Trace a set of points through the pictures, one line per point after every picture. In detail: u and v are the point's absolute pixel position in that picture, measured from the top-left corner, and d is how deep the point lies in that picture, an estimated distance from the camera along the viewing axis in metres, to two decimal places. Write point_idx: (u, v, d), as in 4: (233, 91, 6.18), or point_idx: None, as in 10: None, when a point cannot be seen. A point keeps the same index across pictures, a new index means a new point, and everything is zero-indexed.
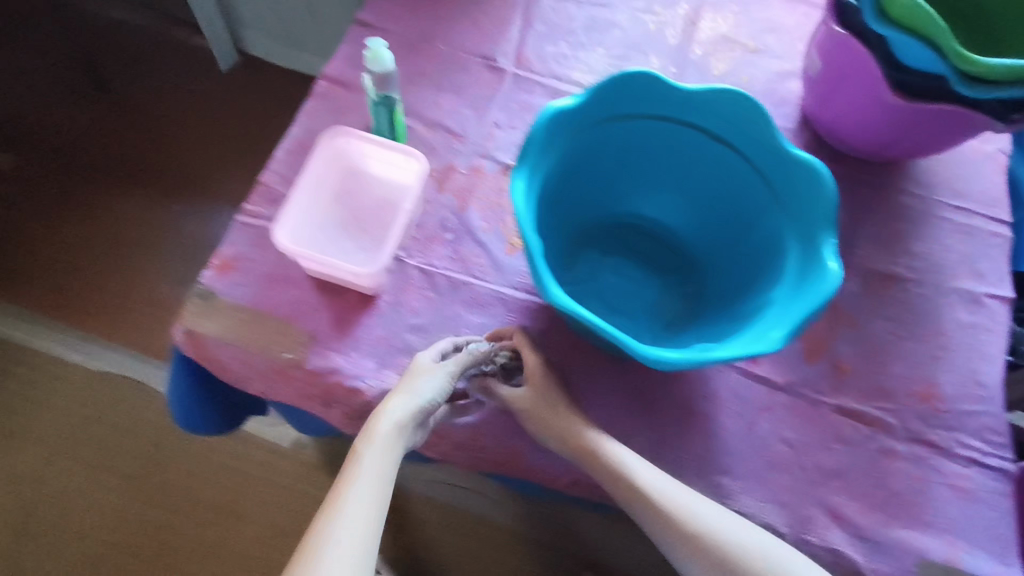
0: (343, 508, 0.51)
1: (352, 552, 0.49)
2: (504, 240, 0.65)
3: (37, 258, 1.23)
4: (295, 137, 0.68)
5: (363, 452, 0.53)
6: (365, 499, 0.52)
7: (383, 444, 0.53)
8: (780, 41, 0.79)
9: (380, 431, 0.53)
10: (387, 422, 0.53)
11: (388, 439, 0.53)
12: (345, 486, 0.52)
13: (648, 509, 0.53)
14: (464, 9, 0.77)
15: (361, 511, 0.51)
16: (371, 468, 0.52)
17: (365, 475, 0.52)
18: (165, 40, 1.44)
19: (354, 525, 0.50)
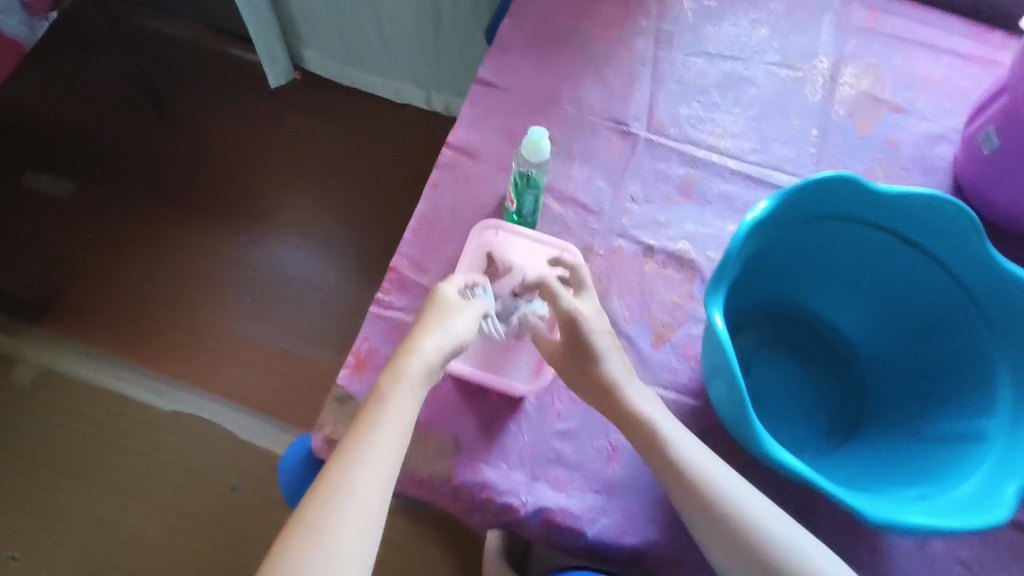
0: (369, 444, 0.47)
1: (368, 499, 0.46)
2: (648, 330, 0.61)
3: (104, 292, 1.20)
4: (421, 214, 0.63)
5: (394, 389, 0.50)
6: (387, 439, 0.48)
7: (414, 381, 0.50)
8: (928, 100, 0.73)
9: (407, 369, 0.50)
10: (419, 358, 0.51)
11: (418, 378, 0.50)
12: (370, 422, 0.48)
13: (678, 479, 0.50)
14: (590, 62, 0.71)
15: (386, 452, 0.47)
16: (401, 407, 0.49)
17: (390, 413, 0.49)
18: (224, 57, 1.39)
19: (375, 467, 0.47)
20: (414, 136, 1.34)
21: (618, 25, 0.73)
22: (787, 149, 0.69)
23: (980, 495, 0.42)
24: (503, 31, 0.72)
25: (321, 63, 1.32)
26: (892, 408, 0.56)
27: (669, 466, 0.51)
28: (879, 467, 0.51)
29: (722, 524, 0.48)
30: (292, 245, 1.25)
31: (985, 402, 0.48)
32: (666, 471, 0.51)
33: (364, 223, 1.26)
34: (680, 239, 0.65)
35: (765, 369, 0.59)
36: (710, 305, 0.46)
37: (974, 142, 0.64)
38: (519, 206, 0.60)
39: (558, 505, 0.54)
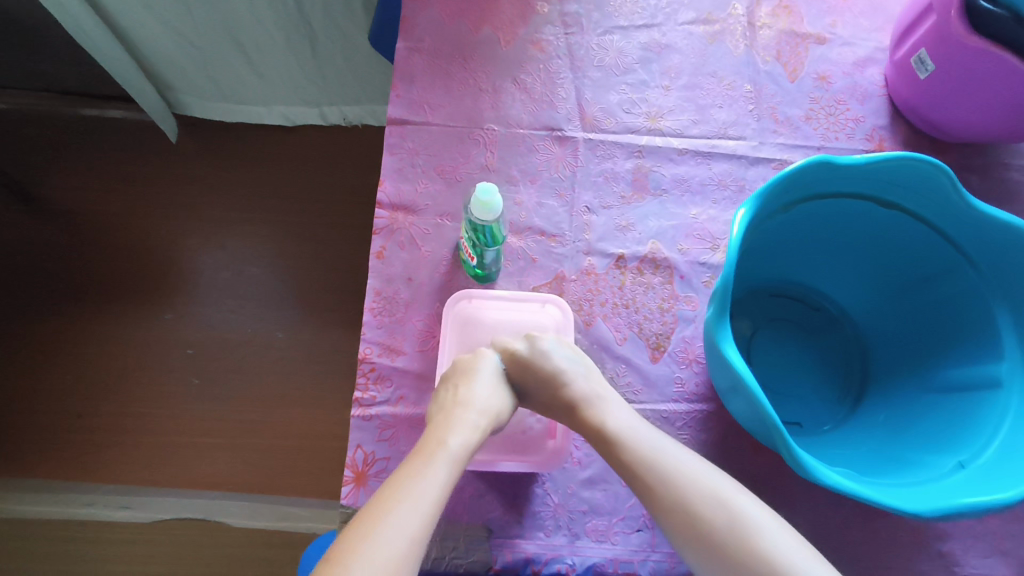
0: (397, 526, 0.42)
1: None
2: (643, 346, 0.58)
3: (29, 418, 1.07)
4: (377, 291, 0.57)
5: (429, 472, 0.46)
6: (414, 523, 0.43)
7: (451, 465, 0.47)
8: (846, 23, 0.70)
9: (447, 448, 0.48)
10: (460, 437, 0.49)
11: (457, 459, 0.48)
12: (398, 503, 0.44)
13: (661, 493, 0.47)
14: (501, 72, 0.65)
15: (413, 537, 0.42)
16: (434, 490, 0.45)
17: (420, 493, 0.44)
18: (76, 121, 1.21)
19: (399, 552, 0.41)
20: (318, 156, 1.23)
21: (520, 20, 0.67)
22: (725, 113, 0.66)
23: (1012, 453, 0.43)
24: (401, 57, 0.65)
25: (194, 103, 1.18)
26: (899, 360, 0.57)
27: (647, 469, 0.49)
28: (902, 428, 0.52)
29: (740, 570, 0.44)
30: (223, 308, 1.14)
31: (991, 344, 0.49)
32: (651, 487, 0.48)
33: (293, 264, 1.16)
34: (648, 239, 0.61)
35: (766, 353, 0.60)
36: (722, 342, 0.44)
37: (908, 65, 0.63)
38: (480, 259, 0.55)
39: (605, 557, 0.52)
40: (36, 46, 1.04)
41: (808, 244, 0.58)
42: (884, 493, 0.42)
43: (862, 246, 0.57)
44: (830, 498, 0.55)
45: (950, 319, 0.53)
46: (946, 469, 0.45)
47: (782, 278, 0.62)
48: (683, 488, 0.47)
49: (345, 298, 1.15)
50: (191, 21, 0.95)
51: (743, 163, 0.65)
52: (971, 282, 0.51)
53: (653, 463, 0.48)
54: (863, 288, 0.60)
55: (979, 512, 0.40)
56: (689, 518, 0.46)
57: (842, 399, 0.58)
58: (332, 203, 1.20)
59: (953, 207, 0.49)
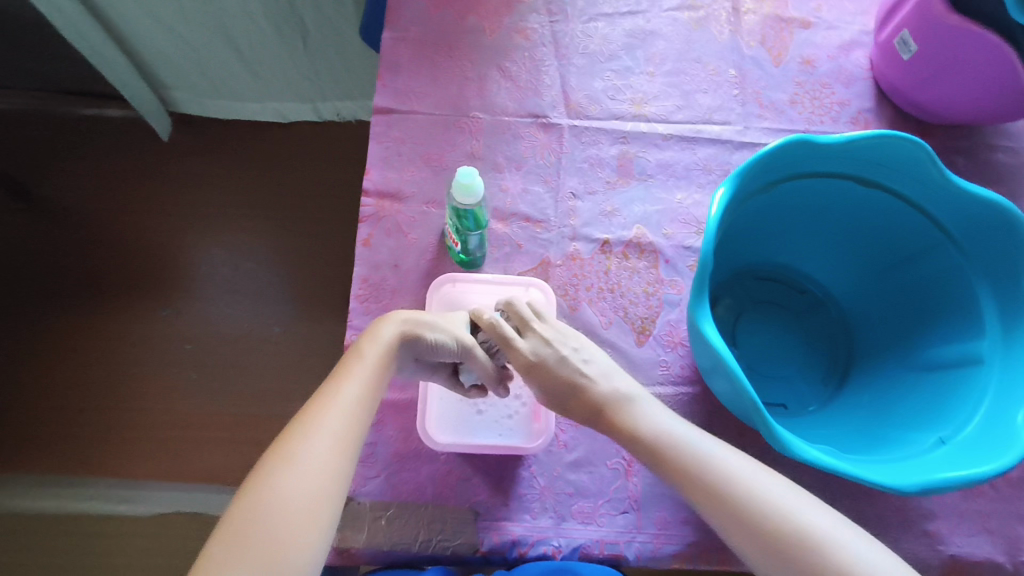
0: (318, 431, 0.44)
1: (319, 489, 0.42)
2: (629, 330, 0.58)
3: (30, 414, 1.07)
4: (363, 278, 0.58)
5: (346, 376, 0.47)
6: (334, 426, 0.45)
7: (369, 366, 0.48)
8: (831, 7, 0.70)
9: (363, 352, 0.49)
10: (374, 341, 0.49)
11: (375, 362, 0.48)
12: (318, 410, 0.45)
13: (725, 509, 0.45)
14: (485, 61, 0.66)
15: (333, 437, 0.44)
16: (352, 391, 0.47)
17: (339, 400, 0.46)
18: (72, 120, 1.22)
19: (323, 453, 0.43)
20: (312, 152, 1.23)
21: (505, 8, 0.67)
22: (710, 99, 0.66)
23: (993, 428, 0.43)
24: (387, 47, 0.65)
25: (189, 100, 1.19)
26: (883, 341, 0.57)
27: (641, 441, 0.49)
28: (884, 407, 0.52)
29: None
30: (220, 303, 1.15)
31: (973, 322, 0.49)
32: (714, 501, 0.45)
33: (289, 258, 1.17)
34: (633, 223, 0.62)
35: (751, 336, 0.60)
36: (700, 320, 0.44)
37: (892, 47, 0.63)
38: (465, 245, 0.56)
39: (591, 540, 0.52)
40: (30, 45, 1.05)
41: (791, 226, 0.58)
42: (863, 469, 0.43)
43: (845, 227, 0.57)
44: (815, 478, 0.55)
45: (934, 297, 0.53)
46: (926, 445, 0.45)
47: (766, 262, 0.62)
48: (749, 502, 0.45)
49: (341, 292, 1.16)
50: (183, 18, 0.95)
51: (728, 147, 0.65)
52: (954, 260, 0.52)
53: (706, 474, 0.46)
54: (849, 270, 0.60)
55: (958, 486, 0.40)
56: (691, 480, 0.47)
57: (827, 381, 0.58)
58: (326, 198, 1.21)
59: (934, 185, 0.50)
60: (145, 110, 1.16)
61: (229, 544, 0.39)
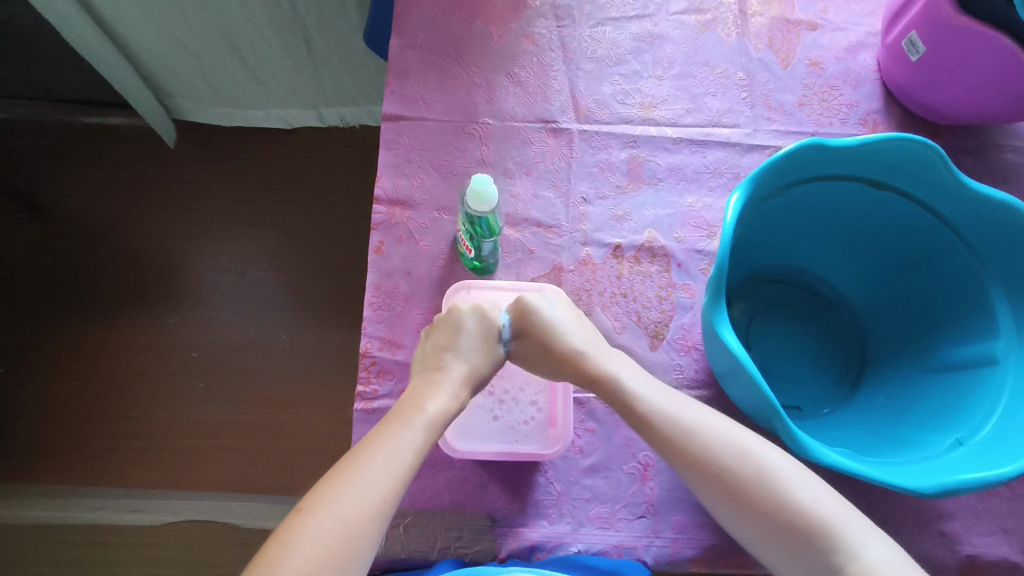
0: (363, 480, 0.46)
1: (354, 547, 0.44)
2: (642, 334, 0.58)
3: (37, 424, 1.07)
4: (376, 286, 0.58)
5: (402, 433, 0.49)
6: (381, 484, 0.46)
7: (422, 429, 0.50)
8: (838, 9, 0.70)
9: (423, 410, 0.51)
10: (436, 403, 0.52)
11: (431, 422, 0.50)
12: (370, 459, 0.48)
13: (693, 460, 0.49)
14: (494, 67, 0.66)
15: (377, 499, 0.46)
16: (404, 452, 0.48)
17: (391, 457, 0.48)
18: (75, 128, 1.22)
19: (364, 513, 0.45)
20: (316, 157, 1.23)
21: (512, 14, 0.68)
22: (719, 102, 0.66)
23: (1011, 429, 0.43)
24: (395, 54, 0.65)
25: (191, 108, 1.18)
26: (897, 342, 0.57)
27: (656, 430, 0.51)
28: (900, 409, 0.52)
29: (778, 529, 0.47)
30: (227, 310, 1.14)
31: (987, 323, 0.49)
32: (681, 453, 0.50)
33: (294, 265, 1.17)
34: (644, 227, 0.62)
35: (764, 340, 0.60)
36: (718, 326, 0.44)
37: (899, 49, 0.63)
38: (478, 251, 0.56)
39: (609, 544, 0.52)
40: (32, 54, 1.05)
41: (802, 230, 0.58)
42: (883, 471, 0.43)
43: (857, 229, 0.57)
44: (831, 480, 0.55)
45: (947, 298, 0.54)
46: (944, 447, 0.45)
47: (778, 264, 0.62)
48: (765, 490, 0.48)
49: (347, 297, 1.16)
50: (186, 26, 0.95)
51: (737, 150, 0.65)
52: (966, 261, 0.52)
53: (721, 458, 0.49)
54: (860, 271, 0.60)
55: (979, 487, 0.40)
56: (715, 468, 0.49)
57: (840, 382, 0.59)
58: (330, 203, 1.21)
59: (945, 187, 0.50)
60: (148, 118, 1.16)
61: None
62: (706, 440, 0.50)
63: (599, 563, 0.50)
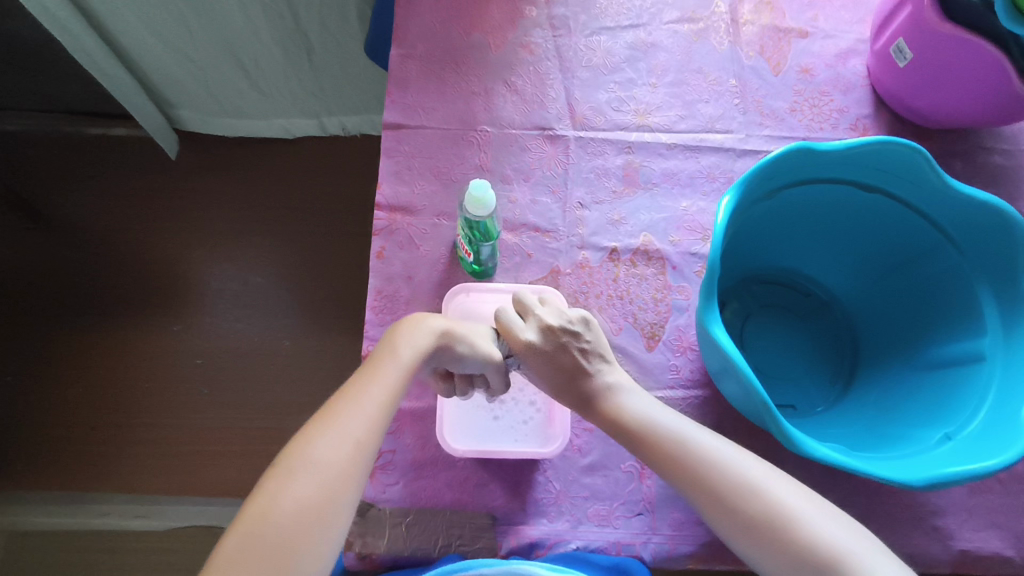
0: (342, 428, 0.45)
1: (333, 491, 0.43)
2: (638, 335, 0.60)
3: (44, 431, 1.09)
4: (378, 290, 0.59)
5: (377, 379, 0.48)
6: (359, 428, 0.46)
7: (396, 372, 0.49)
8: (827, 17, 0.72)
9: (397, 354, 0.50)
10: (411, 345, 0.51)
11: (407, 365, 0.50)
12: (346, 406, 0.46)
13: (688, 480, 0.48)
14: (491, 76, 0.67)
15: (351, 442, 0.45)
16: (380, 396, 0.48)
17: (368, 401, 0.47)
18: (81, 140, 1.24)
19: (340, 457, 0.44)
20: (318, 166, 1.25)
21: (510, 24, 0.69)
22: (712, 108, 0.68)
23: (998, 423, 0.44)
24: (395, 64, 0.67)
25: (195, 118, 1.20)
26: (888, 341, 0.58)
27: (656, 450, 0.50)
28: (891, 406, 0.53)
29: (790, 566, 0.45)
30: (230, 317, 1.16)
31: (974, 320, 0.51)
32: (696, 493, 0.48)
33: (296, 272, 1.19)
34: (639, 231, 0.63)
35: (758, 340, 0.61)
36: (710, 324, 0.45)
37: (887, 55, 0.65)
38: (477, 255, 0.57)
39: (607, 541, 0.53)
40: (39, 68, 1.07)
41: (794, 231, 0.60)
42: (872, 465, 0.44)
43: (848, 231, 0.59)
44: (824, 477, 0.56)
45: (936, 297, 0.55)
46: (932, 442, 0.46)
47: (771, 266, 0.63)
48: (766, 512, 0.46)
49: (349, 304, 1.17)
50: (190, 39, 0.97)
51: (730, 155, 0.66)
52: (954, 261, 0.53)
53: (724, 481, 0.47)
54: (852, 272, 0.62)
55: (965, 480, 0.41)
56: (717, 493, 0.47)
57: (832, 380, 0.60)
58: (332, 211, 1.22)
59: (933, 188, 0.51)
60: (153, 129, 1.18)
61: (243, 538, 0.40)
62: (706, 467, 0.48)
63: (598, 560, 0.52)
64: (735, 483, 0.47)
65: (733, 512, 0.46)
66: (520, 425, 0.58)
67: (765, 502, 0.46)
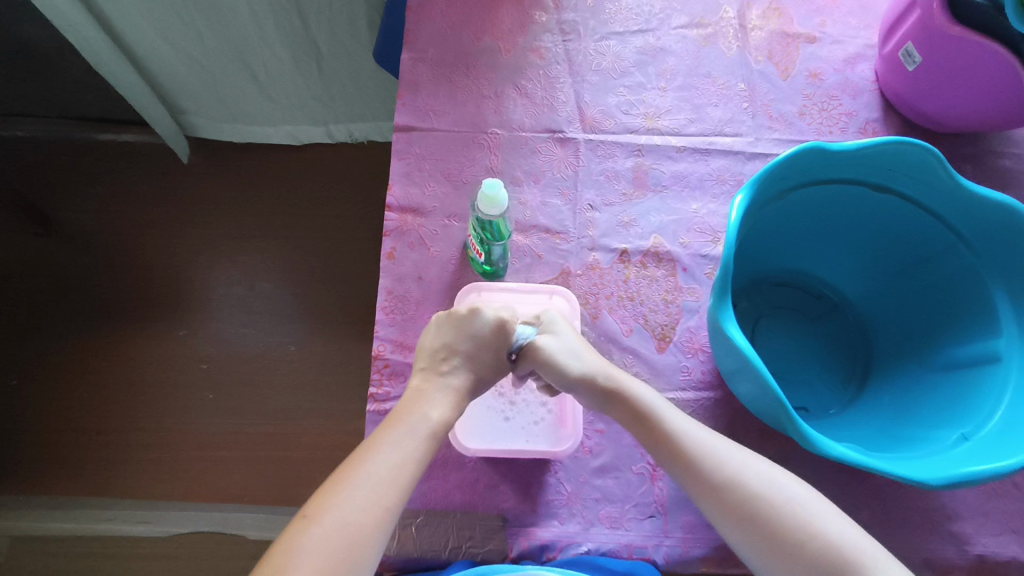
0: (365, 483, 0.45)
1: (352, 550, 0.43)
2: (649, 336, 0.59)
3: (49, 435, 1.09)
4: (388, 291, 0.59)
5: (401, 435, 0.48)
6: (382, 486, 0.45)
7: (420, 430, 0.48)
8: (835, 22, 0.72)
9: (422, 414, 0.49)
10: (433, 402, 0.50)
11: (432, 425, 0.49)
12: (369, 461, 0.46)
13: (703, 484, 0.48)
14: (501, 79, 0.68)
15: (373, 510, 0.44)
16: (405, 454, 0.47)
17: (392, 458, 0.47)
18: (91, 147, 1.25)
19: (361, 519, 0.43)
20: (325, 173, 1.25)
21: (520, 29, 0.70)
22: (721, 112, 0.68)
23: (1015, 424, 0.44)
24: (406, 68, 0.67)
25: (203, 124, 1.21)
26: (901, 342, 0.58)
27: (670, 453, 0.50)
28: (905, 408, 0.53)
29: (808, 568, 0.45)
30: (236, 323, 1.16)
31: (989, 322, 0.50)
32: (709, 497, 0.48)
33: (302, 278, 1.19)
34: (650, 233, 0.63)
35: (769, 341, 0.61)
36: (724, 322, 0.45)
37: (895, 59, 0.65)
38: (488, 255, 0.57)
39: (619, 544, 0.52)
40: (50, 74, 1.08)
41: (806, 232, 0.60)
42: (889, 463, 0.43)
43: (860, 233, 0.59)
44: (839, 480, 0.55)
45: (949, 299, 0.55)
46: (949, 442, 0.46)
47: (782, 267, 0.64)
48: (781, 518, 0.46)
49: (355, 310, 1.17)
50: (201, 45, 0.99)
51: (740, 158, 0.66)
52: (967, 263, 0.53)
53: (739, 488, 0.48)
54: (864, 274, 0.62)
55: (983, 480, 0.41)
56: (732, 497, 0.47)
57: (843, 382, 0.60)
58: (339, 218, 1.23)
59: (946, 188, 0.51)
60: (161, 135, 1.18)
61: None
62: (720, 472, 0.48)
63: (612, 565, 0.50)
64: (749, 488, 0.47)
65: (748, 516, 0.47)
66: (530, 422, 0.58)
67: (780, 506, 0.47)
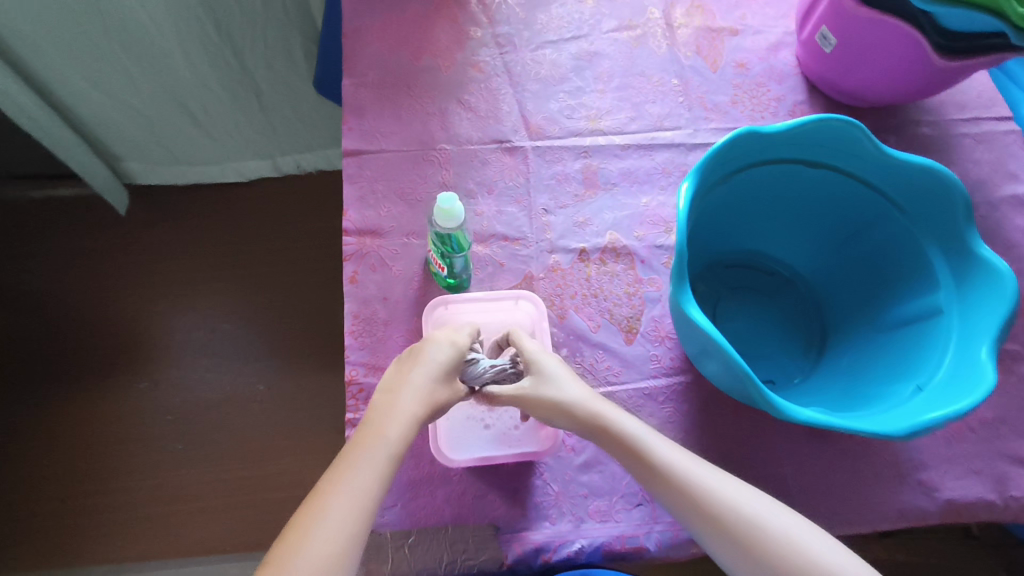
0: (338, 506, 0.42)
1: None
2: (616, 330, 0.61)
3: (11, 509, 1.03)
4: (355, 315, 0.59)
5: (371, 452, 0.45)
6: (356, 506, 0.42)
7: (387, 447, 0.45)
8: (753, 14, 0.76)
9: (389, 432, 0.46)
10: (394, 416, 0.47)
11: (399, 441, 0.46)
12: (341, 480, 0.43)
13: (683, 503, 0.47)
14: (445, 95, 0.69)
15: (348, 532, 0.41)
16: (375, 473, 0.44)
17: (365, 476, 0.44)
18: (26, 205, 1.20)
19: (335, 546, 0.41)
20: (275, 208, 1.24)
21: (456, 45, 0.71)
22: (659, 107, 0.70)
23: (963, 369, 0.47)
24: (348, 93, 0.68)
25: (143, 170, 1.18)
26: (852, 306, 0.61)
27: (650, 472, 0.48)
28: (862, 368, 0.55)
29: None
30: (198, 368, 1.13)
31: (928, 278, 0.54)
32: (689, 515, 0.46)
33: (264, 315, 1.17)
34: (605, 230, 0.65)
35: (728, 320, 0.64)
36: (685, 305, 0.47)
37: (813, 43, 0.69)
38: (451, 268, 0.58)
39: (611, 536, 0.53)
40: None
41: (750, 213, 0.63)
42: (855, 422, 0.45)
43: (801, 208, 0.62)
44: (812, 446, 0.57)
45: (889, 260, 0.58)
46: (906, 395, 0.48)
47: (734, 249, 0.66)
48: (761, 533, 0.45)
49: (321, 341, 1.16)
50: (134, 88, 0.97)
51: (682, 150, 0.69)
52: (900, 225, 0.56)
53: (718, 505, 0.46)
54: (809, 247, 0.65)
55: (941, 425, 0.43)
56: (712, 515, 0.46)
57: (804, 351, 0.62)
58: (294, 251, 1.21)
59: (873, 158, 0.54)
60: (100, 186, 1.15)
61: None
62: (700, 491, 0.46)
63: None
64: (729, 505, 0.46)
65: (729, 532, 0.45)
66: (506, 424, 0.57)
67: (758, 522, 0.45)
